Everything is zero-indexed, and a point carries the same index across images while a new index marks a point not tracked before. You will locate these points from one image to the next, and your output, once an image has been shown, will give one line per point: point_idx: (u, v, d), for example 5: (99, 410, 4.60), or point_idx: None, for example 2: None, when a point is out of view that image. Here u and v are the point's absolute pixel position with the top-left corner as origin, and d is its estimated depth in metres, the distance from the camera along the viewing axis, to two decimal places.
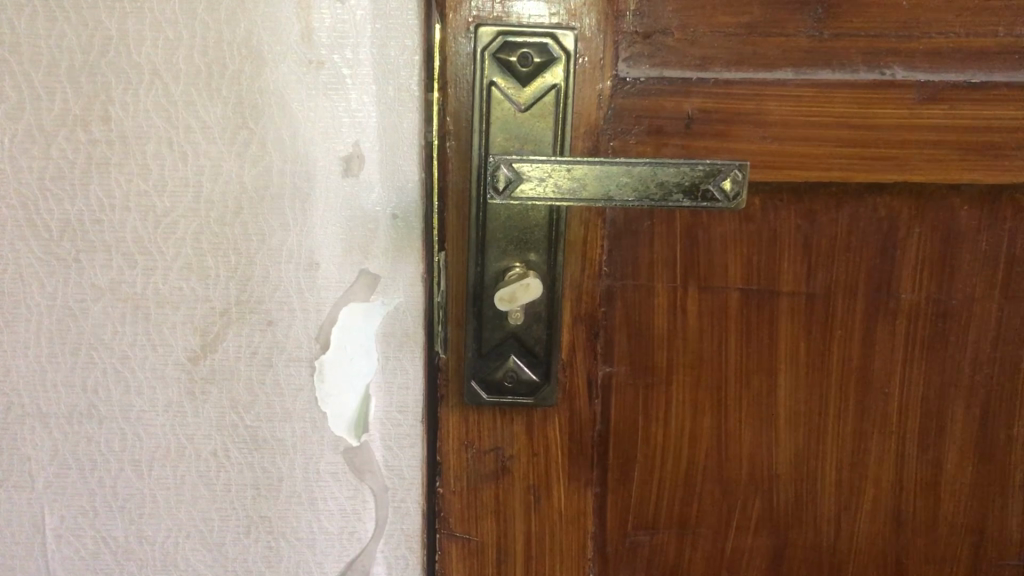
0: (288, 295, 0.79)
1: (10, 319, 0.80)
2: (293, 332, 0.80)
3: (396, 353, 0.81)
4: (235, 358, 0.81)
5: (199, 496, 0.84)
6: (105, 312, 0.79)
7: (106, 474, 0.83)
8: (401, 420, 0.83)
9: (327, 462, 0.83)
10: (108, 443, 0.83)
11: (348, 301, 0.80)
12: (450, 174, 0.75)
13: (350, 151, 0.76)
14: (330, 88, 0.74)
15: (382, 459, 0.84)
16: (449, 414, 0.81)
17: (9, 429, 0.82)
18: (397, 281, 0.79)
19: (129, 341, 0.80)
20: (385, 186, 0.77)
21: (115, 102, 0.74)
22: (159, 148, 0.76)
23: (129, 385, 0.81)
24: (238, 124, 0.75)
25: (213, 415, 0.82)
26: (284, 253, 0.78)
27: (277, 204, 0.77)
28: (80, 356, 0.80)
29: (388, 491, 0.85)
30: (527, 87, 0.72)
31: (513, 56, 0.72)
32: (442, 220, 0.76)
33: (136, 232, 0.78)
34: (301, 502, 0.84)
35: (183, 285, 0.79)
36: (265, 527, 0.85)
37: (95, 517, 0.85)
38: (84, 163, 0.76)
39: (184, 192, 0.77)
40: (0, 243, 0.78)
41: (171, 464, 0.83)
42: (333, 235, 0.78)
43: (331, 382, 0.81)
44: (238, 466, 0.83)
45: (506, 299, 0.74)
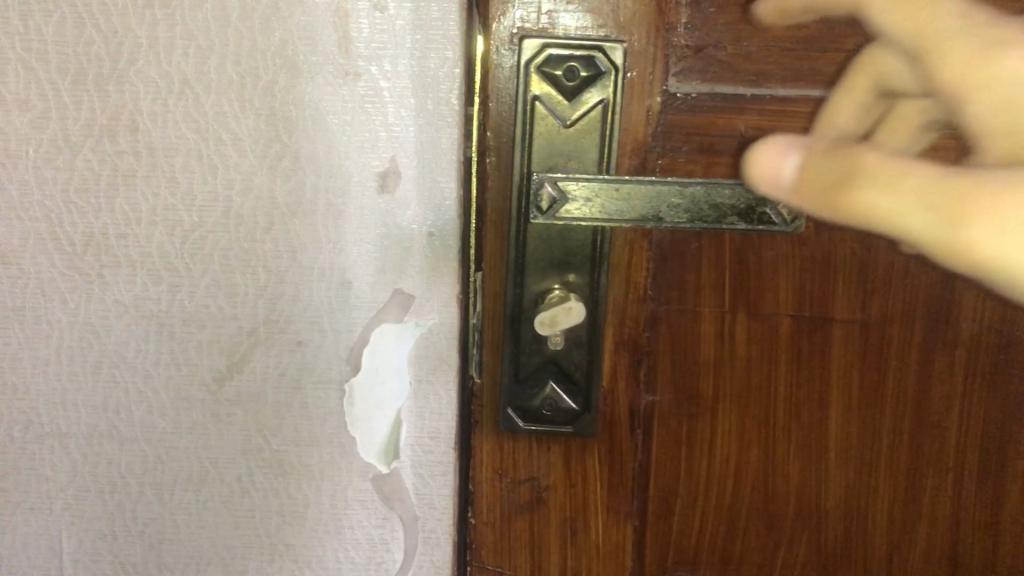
0: (320, 316, 0.76)
1: (30, 335, 0.77)
2: (323, 354, 0.77)
3: (429, 377, 0.77)
4: (262, 379, 0.78)
5: (221, 522, 0.81)
6: (129, 330, 0.77)
7: (126, 498, 0.80)
8: (432, 447, 0.79)
9: (356, 490, 0.80)
10: (129, 465, 0.80)
11: (381, 322, 0.76)
12: (490, 194, 0.74)
13: (386, 166, 0.73)
14: (366, 101, 0.71)
15: (413, 487, 0.80)
16: (484, 440, 0.80)
17: (28, 449, 0.79)
18: (432, 302, 0.75)
19: (153, 360, 0.77)
20: (421, 204, 0.73)
21: (144, 112, 0.72)
22: (188, 160, 0.73)
23: (152, 406, 0.78)
24: (270, 137, 0.72)
25: (238, 438, 0.79)
26: (315, 272, 0.75)
27: (310, 221, 0.74)
28: (102, 375, 0.78)
29: (418, 520, 0.81)
30: (573, 101, 0.70)
31: (559, 70, 0.69)
32: (480, 241, 0.75)
33: (163, 248, 0.75)
34: (327, 530, 0.81)
35: (210, 304, 0.76)
36: (289, 556, 0.82)
37: (114, 542, 0.82)
38: (110, 175, 0.73)
39: (213, 207, 0.74)
40: (22, 257, 0.75)
41: (193, 488, 0.80)
42: (367, 253, 0.74)
43: (362, 405, 0.78)
44: (263, 491, 0.80)
45: (547, 324, 0.72)
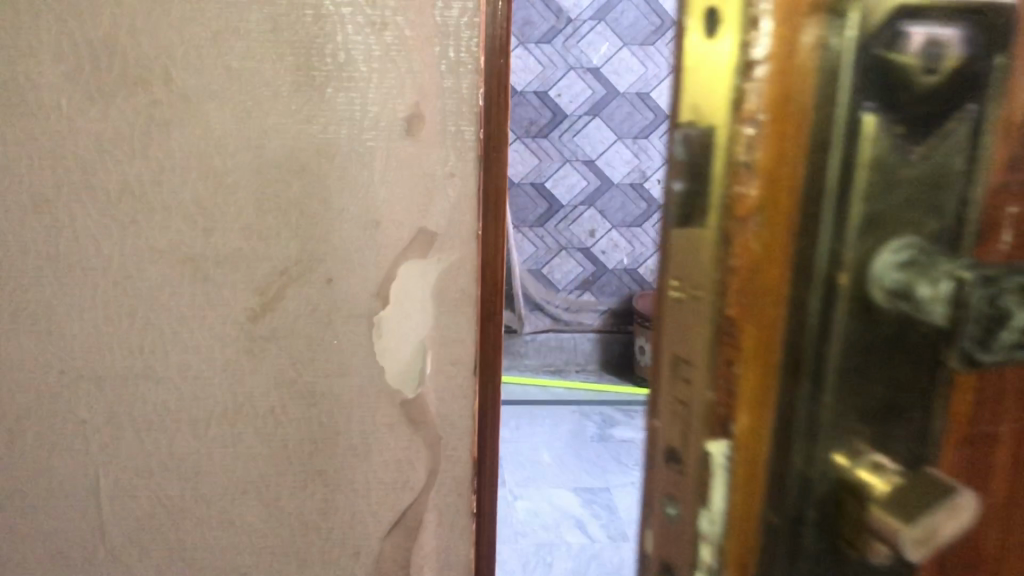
0: (349, 253, 0.81)
1: (64, 281, 0.79)
2: (351, 290, 0.82)
3: (451, 308, 0.84)
4: (295, 317, 0.82)
5: (255, 451, 0.86)
6: (163, 273, 0.80)
7: (163, 434, 0.84)
8: (454, 372, 0.86)
9: (384, 415, 0.86)
10: (164, 403, 0.83)
11: (406, 259, 0.82)
12: (822, 364, 0.24)
13: (410, 112, 0.78)
14: (393, 48, 0.77)
15: (436, 410, 0.87)
16: (498, 381, 0.88)
17: (63, 394, 0.82)
18: (453, 239, 0.82)
19: (188, 303, 0.81)
20: (444, 147, 0.79)
21: (178, 63, 0.74)
22: (221, 109, 0.76)
23: (188, 346, 0.82)
24: (302, 84, 0.76)
25: (272, 372, 0.84)
26: (345, 213, 0.80)
27: (341, 163, 0.78)
28: (137, 319, 0.81)
29: (442, 440, 0.88)
30: (931, 126, 0.23)
31: (917, 74, 0.22)
32: (725, 375, 0.24)
33: (197, 194, 0.78)
34: (357, 455, 0.87)
35: (243, 246, 0.80)
36: (322, 481, 0.87)
37: (151, 477, 0.86)
38: (143, 125, 0.76)
39: (246, 153, 0.77)
40: (55, 206, 0.77)
41: (228, 422, 0.85)
42: (393, 193, 0.80)
43: (389, 337, 0.84)
44: (296, 422, 0.85)
45: (917, 544, 0.23)
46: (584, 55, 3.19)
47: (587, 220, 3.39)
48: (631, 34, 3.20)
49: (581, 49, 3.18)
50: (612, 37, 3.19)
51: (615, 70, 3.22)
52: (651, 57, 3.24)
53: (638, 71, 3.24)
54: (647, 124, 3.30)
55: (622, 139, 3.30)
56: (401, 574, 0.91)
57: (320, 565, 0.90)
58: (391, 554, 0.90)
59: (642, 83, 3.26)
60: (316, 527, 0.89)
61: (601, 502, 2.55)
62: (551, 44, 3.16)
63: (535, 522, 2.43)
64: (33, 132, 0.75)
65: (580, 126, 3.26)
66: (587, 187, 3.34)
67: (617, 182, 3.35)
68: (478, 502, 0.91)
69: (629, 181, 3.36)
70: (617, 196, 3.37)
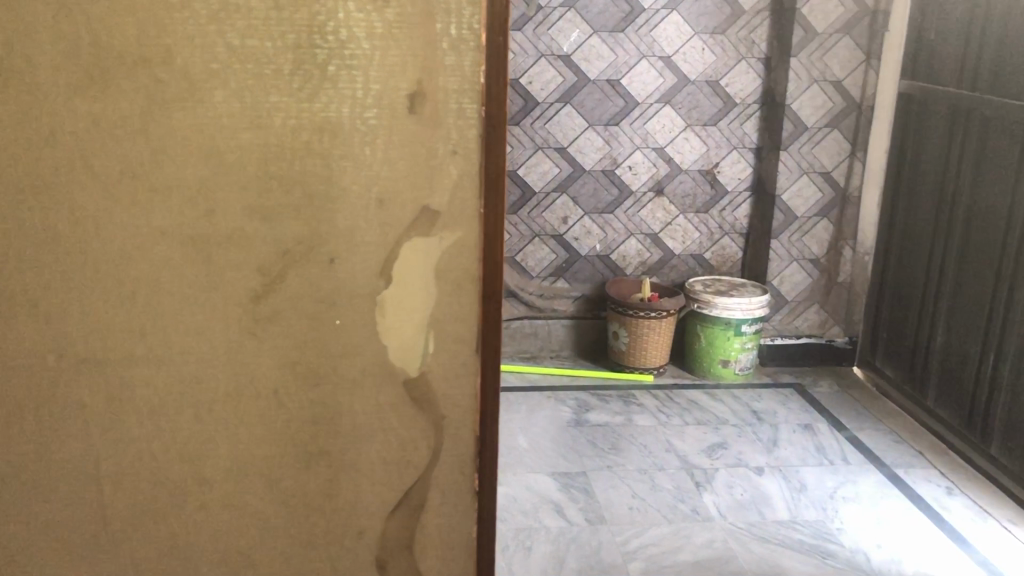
0: (352, 232, 0.80)
1: (62, 263, 0.79)
2: (354, 269, 0.81)
3: (454, 288, 0.84)
4: (298, 298, 0.82)
5: (257, 433, 0.86)
6: (164, 254, 0.79)
7: (164, 417, 0.84)
8: (457, 351, 0.86)
9: (387, 395, 0.86)
10: (166, 385, 0.83)
11: (410, 237, 0.81)
12: None
13: (414, 89, 0.77)
14: (394, 25, 0.76)
15: (439, 389, 0.87)
16: (500, 364, 0.87)
17: (64, 377, 0.82)
18: (455, 217, 0.82)
19: (189, 284, 0.80)
20: (445, 124, 0.79)
21: (180, 42, 0.74)
22: (222, 89, 0.76)
23: (189, 327, 0.82)
24: (306, 63, 0.76)
25: (275, 352, 0.83)
26: (348, 191, 0.79)
27: (343, 141, 0.78)
28: (137, 301, 0.80)
29: (445, 420, 0.88)
30: None
31: None
32: None
33: (198, 174, 0.77)
34: (361, 435, 0.87)
35: (244, 226, 0.79)
36: (324, 461, 0.87)
37: (152, 461, 0.85)
38: (144, 106, 0.75)
39: (249, 132, 0.77)
40: (54, 187, 0.77)
41: (231, 404, 0.84)
42: (395, 171, 0.79)
43: (391, 316, 0.84)
44: (299, 402, 0.85)
45: None
46: (553, 43, 3.19)
47: (560, 207, 3.39)
48: (601, 21, 3.18)
49: (551, 36, 3.18)
50: (582, 24, 3.18)
51: (584, 57, 3.22)
52: (621, 45, 3.21)
53: (608, 58, 3.22)
54: (618, 111, 3.28)
55: (593, 126, 3.29)
56: (404, 554, 0.91)
57: (324, 546, 0.90)
58: (395, 533, 0.91)
59: (613, 70, 3.24)
60: (319, 508, 0.89)
61: (578, 486, 2.57)
62: (521, 32, 3.17)
63: (514, 508, 2.44)
64: (33, 112, 0.75)
65: (551, 114, 3.26)
66: (559, 174, 3.34)
67: (588, 169, 3.35)
68: (480, 483, 0.90)
69: (601, 168, 3.35)
70: (589, 183, 3.36)
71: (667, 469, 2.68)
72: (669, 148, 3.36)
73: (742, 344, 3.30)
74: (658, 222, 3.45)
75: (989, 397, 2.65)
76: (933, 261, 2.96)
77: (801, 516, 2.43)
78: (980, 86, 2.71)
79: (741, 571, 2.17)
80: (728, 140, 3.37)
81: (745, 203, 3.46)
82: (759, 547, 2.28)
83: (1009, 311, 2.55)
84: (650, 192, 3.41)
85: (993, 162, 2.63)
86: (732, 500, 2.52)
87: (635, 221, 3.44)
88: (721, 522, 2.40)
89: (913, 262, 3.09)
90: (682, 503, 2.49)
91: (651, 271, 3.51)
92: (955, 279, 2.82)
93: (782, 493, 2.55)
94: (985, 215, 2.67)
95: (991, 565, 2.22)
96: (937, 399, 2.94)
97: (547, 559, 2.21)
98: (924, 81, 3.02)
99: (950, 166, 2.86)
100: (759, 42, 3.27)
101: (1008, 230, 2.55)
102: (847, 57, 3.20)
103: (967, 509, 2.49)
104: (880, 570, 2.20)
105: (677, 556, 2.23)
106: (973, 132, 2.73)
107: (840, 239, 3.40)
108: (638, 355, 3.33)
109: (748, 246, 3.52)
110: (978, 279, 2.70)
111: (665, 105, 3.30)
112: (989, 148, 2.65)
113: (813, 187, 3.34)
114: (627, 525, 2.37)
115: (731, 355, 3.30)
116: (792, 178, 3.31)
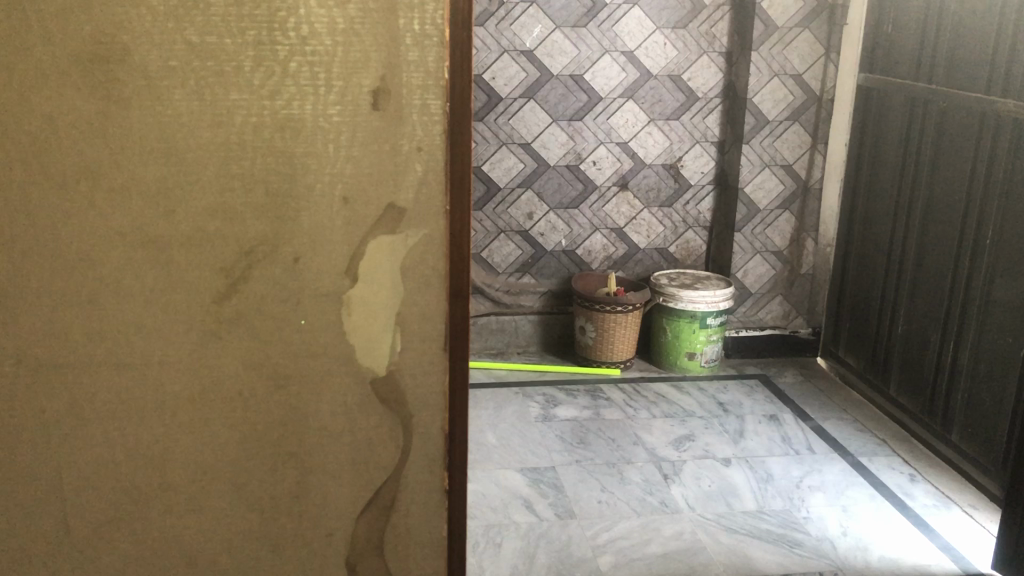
0: (317, 230, 0.79)
1: (19, 265, 0.77)
2: (319, 269, 0.80)
3: (421, 285, 0.83)
4: (263, 298, 0.81)
5: (222, 436, 0.84)
6: (124, 256, 0.78)
7: (127, 422, 0.82)
8: (425, 349, 0.85)
9: (354, 395, 0.85)
10: (128, 390, 0.82)
11: (375, 235, 0.81)
12: None
13: (377, 85, 0.77)
14: (356, 21, 0.75)
15: (408, 388, 0.86)
16: (468, 360, 0.87)
17: (22, 383, 0.80)
18: (422, 215, 0.81)
19: (151, 287, 0.79)
20: (410, 120, 0.78)
21: (137, 39, 0.73)
22: (181, 87, 0.74)
23: (151, 330, 0.80)
24: (266, 60, 0.75)
25: (240, 354, 0.82)
26: (312, 189, 0.78)
27: (306, 138, 0.77)
28: (97, 304, 0.79)
29: (414, 419, 0.87)
30: None
31: None
32: None
33: (158, 174, 0.76)
34: (329, 436, 0.86)
35: (206, 226, 0.78)
36: (292, 463, 0.86)
37: (115, 467, 0.84)
38: (101, 105, 0.74)
39: (209, 131, 0.76)
40: (9, 188, 0.75)
41: (195, 408, 0.83)
42: (360, 169, 0.78)
43: (358, 315, 0.83)
44: (265, 404, 0.84)
45: None
46: (516, 38, 3.18)
47: (525, 202, 3.39)
48: (563, 16, 3.18)
49: (513, 31, 3.17)
50: (545, 19, 3.17)
51: (547, 52, 3.21)
52: (584, 39, 3.21)
53: (571, 53, 3.22)
54: (582, 106, 3.29)
55: (557, 121, 3.30)
56: (375, 555, 0.90)
57: (292, 549, 0.89)
58: (365, 534, 0.90)
59: (576, 65, 3.24)
60: (288, 511, 0.88)
61: (547, 481, 2.57)
62: (483, 27, 3.15)
63: (483, 504, 2.44)
64: None
65: (515, 109, 3.26)
66: (524, 170, 3.34)
67: (553, 164, 3.35)
68: (450, 481, 0.90)
69: (565, 163, 3.35)
70: (553, 178, 3.36)
71: (636, 463, 2.69)
72: (632, 143, 3.36)
73: (708, 337, 3.32)
74: (623, 217, 3.46)
75: (949, 384, 2.69)
76: (892, 251, 3.00)
77: (768, 506, 2.46)
78: (937, 78, 2.74)
79: (710, 562, 2.19)
80: (691, 134, 3.39)
81: (708, 196, 3.48)
82: (726, 538, 2.30)
83: (967, 299, 2.59)
84: (615, 186, 3.42)
85: (950, 152, 2.67)
86: (700, 491, 2.53)
87: (600, 216, 3.44)
88: (689, 514, 2.41)
89: (872, 252, 3.13)
90: (651, 496, 2.50)
91: (616, 266, 3.52)
92: (913, 269, 2.86)
93: (749, 484, 2.58)
94: (942, 205, 2.71)
95: (953, 550, 2.26)
96: (898, 388, 2.98)
97: (517, 555, 2.21)
98: (881, 74, 3.06)
99: (907, 157, 2.90)
100: (720, 36, 3.29)
101: (966, 219, 2.59)
102: (807, 51, 3.23)
103: (928, 495, 2.53)
104: (845, 557, 2.22)
105: (647, 548, 2.25)
106: (930, 123, 2.76)
107: (803, 230, 3.44)
108: (605, 349, 3.34)
109: (711, 239, 3.55)
110: (937, 268, 2.74)
111: (628, 100, 3.31)
112: (946, 139, 2.69)
113: (775, 180, 3.37)
114: (596, 519, 2.38)
115: (697, 348, 3.33)
116: (755, 171, 3.34)
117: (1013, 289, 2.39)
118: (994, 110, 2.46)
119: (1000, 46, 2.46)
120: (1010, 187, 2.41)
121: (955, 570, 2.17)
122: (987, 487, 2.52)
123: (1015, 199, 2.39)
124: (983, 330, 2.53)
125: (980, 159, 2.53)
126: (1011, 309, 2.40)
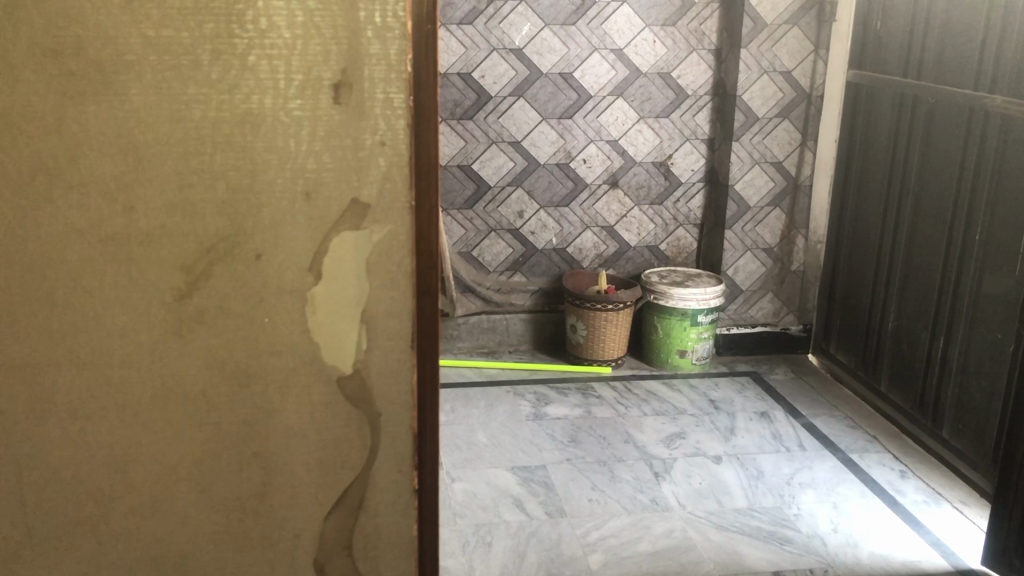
0: (278, 226, 0.78)
1: None
2: (282, 266, 0.79)
3: (387, 282, 0.82)
4: (225, 296, 0.80)
5: (186, 435, 0.83)
6: (83, 254, 0.77)
7: (88, 423, 0.81)
8: (392, 346, 0.84)
9: (321, 394, 0.84)
10: (89, 390, 0.80)
11: (339, 232, 0.79)
12: None
13: (339, 79, 0.75)
14: (316, 14, 0.74)
15: (376, 387, 0.85)
16: (437, 359, 0.86)
17: None
18: (387, 210, 0.79)
19: (111, 283, 0.78)
20: (372, 114, 0.77)
21: (90, 33, 0.72)
22: (138, 82, 0.73)
23: (112, 329, 0.79)
24: (225, 55, 0.73)
25: (203, 353, 0.81)
26: (275, 184, 0.77)
27: (267, 134, 0.76)
28: (56, 302, 0.77)
29: (382, 417, 0.86)
30: None
31: None
32: None
33: (117, 171, 0.75)
34: (294, 436, 0.85)
35: (166, 223, 0.77)
36: (259, 463, 0.85)
37: (78, 468, 0.82)
38: (56, 100, 0.73)
39: (168, 126, 0.74)
40: None
41: (158, 407, 0.82)
42: (321, 164, 0.77)
43: (323, 313, 0.81)
44: (229, 404, 0.83)
45: None
46: (505, 36, 3.17)
47: (515, 201, 3.37)
48: (552, 14, 3.17)
49: (502, 30, 3.16)
50: (534, 17, 3.16)
51: (536, 50, 3.20)
52: (573, 38, 3.20)
53: (560, 51, 3.21)
54: (571, 104, 3.28)
55: (547, 120, 3.28)
56: (345, 555, 0.89)
57: (259, 549, 0.88)
58: (333, 534, 0.89)
59: (565, 63, 3.23)
60: (254, 511, 0.86)
61: (538, 479, 2.56)
62: (472, 26, 3.14)
63: (474, 503, 2.43)
64: None
65: (504, 108, 3.25)
66: (513, 168, 3.33)
67: (543, 162, 3.34)
68: (419, 480, 0.89)
69: (555, 161, 3.34)
70: (543, 176, 3.35)
71: (627, 461, 2.68)
72: (623, 140, 3.35)
73: (699, 334, 3.31)
74: (613, 214, 3.45)
75: (939, 380, 2.69)
76: (883, 248, 2.99)
77: (758, 503, 2.45)
78: (925, 74, 2.74)
79: (700, 559, 2.18)
80: (681, 132, 3.38)
81: (699, 193, 3.47)
82: (717, 535, 2.30)
83: (957, 295, 2.59)
84: (605, 184, 3.41)
85: (939, 148, 2.67)
86: (691, 489, 2.53)
87: (590, 213, 3.43)
88: (680, 511, 2.41)
89: (864, 249, 3.12)
90: (642, 494, 2.50)
91: (607, 264, 3.52)
92: (904, 266, 2.86)
93: (739, 481, 2.57)
94: (932, 201, 2.71)
95: (944, 546, 2.26)
96: (889, 384, 2.97)
97: (507, 553, 2.20)
98: (871, 70, 3.05)
99: (898, 154, 2.89)
100: (710, 33, 3.28)
101: (956, 214, 2.59)
102: (797, 48, 3.22)
103: (919, 491, 2.52)
104: (836, 554, 2.22)
105: (637, 546, 2.24)
106: (919, 120, 2.76)
107: (793, 227, 3.43)
108: (594, 347, 3.33)
109: (702, 236, 3.55)
110: (927, 264, 2.73)
111: (618, 97, 3.29)
112: (935, 134, 2.68)
113: (765, 176, 3.36)
114: (586, 517, 2.37)
115: (688, 345, 3.32)
116: (745, 168, 3.33)
117: (1003, 285, 2.39)
118: (982, 106, 2.46)
119: (988, 42, 2.45)
120: (1000, 183, 2.40)
121: (946, 565, 2.17)
122: (977, 483, 2.51)
123: (1005, 194, 2.38)
124: (973, 325, 2.52)
125: (969, 155, 2.53)
126: (1002, 303, 2.39)
